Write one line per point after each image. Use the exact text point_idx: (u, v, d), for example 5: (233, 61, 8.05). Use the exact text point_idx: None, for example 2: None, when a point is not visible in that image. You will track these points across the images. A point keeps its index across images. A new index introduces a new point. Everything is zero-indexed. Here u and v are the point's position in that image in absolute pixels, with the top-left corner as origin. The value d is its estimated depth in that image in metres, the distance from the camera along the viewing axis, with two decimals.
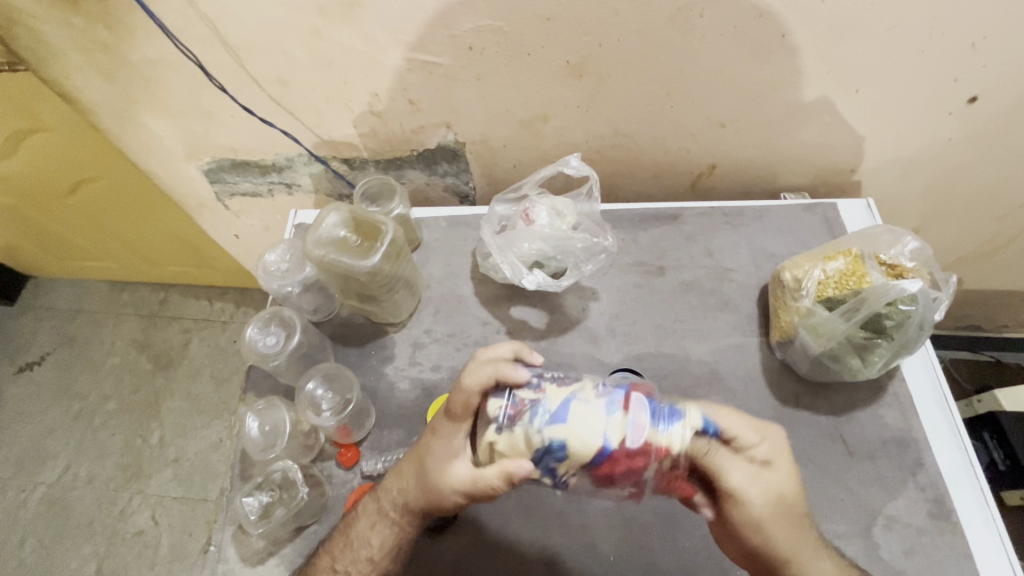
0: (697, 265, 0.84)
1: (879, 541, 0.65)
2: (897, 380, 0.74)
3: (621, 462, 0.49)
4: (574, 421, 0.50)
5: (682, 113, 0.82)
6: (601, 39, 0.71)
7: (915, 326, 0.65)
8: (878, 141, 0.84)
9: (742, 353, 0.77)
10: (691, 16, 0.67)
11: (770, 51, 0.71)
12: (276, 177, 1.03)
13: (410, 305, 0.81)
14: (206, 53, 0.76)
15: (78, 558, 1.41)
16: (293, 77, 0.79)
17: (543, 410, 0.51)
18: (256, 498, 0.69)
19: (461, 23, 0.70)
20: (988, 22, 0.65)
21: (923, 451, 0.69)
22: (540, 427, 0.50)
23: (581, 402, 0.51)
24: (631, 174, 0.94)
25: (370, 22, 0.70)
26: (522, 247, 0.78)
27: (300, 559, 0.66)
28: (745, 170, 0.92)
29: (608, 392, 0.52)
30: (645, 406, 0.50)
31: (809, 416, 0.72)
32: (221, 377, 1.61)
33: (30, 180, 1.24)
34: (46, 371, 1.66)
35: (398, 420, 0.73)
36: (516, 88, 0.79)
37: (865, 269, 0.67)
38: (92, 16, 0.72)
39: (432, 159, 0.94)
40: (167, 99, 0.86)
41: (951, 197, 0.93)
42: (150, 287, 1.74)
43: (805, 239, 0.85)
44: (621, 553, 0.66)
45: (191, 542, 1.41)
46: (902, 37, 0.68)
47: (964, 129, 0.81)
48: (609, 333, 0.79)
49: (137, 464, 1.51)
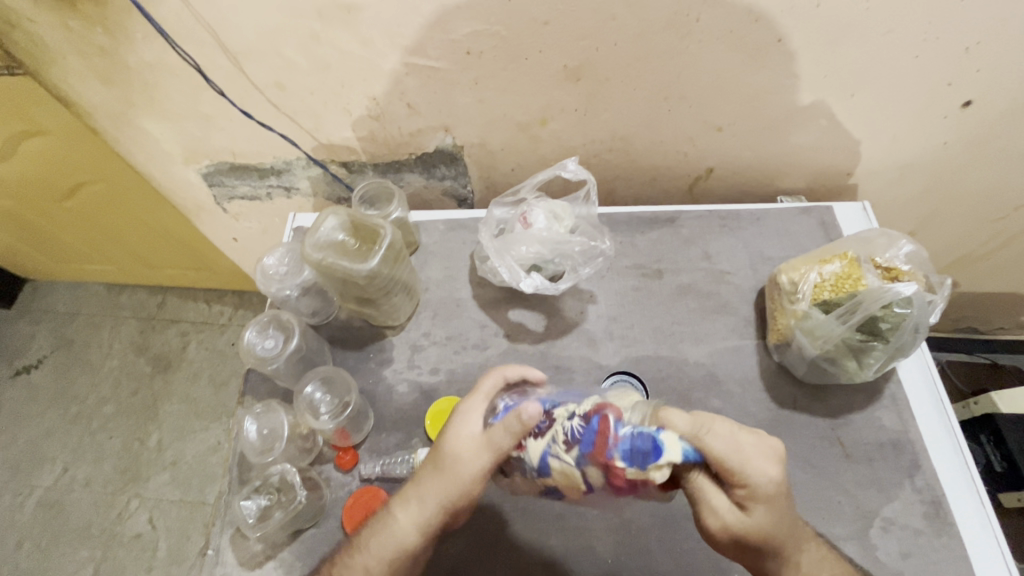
0: (695, 268, 0.84)
1: (876, 543, 0.65)
2: (893, 382, 0.74)
3: (612, 492, 0.49)
4: (564, 460, 0.50)
5: (679, 118, 0.82)
6: (599, 44, 0.72)
7: (910, 329, 0.65)
8: (874, 145, 0.85)
9: (739, 355, 0.78)
10: (687, 21, 0.68)
11: (766, 55, 0.72)
12: (275, 181, 1.03)
13: (408, 308, 0.81)
14: (205, 57, 0.77)
15: (75, 562, 1.41)
16: (291, 81, 0.80)
17: (530, 460, 0.53)
18: (254, 502, 0.69)
19: (459, 27, 0.70)
20: (981, 27, 0.66)
21: (919, 453, 0.70)
22: (534, 472, 0.53)
23: (555, 455, 0.50)
24: (629, 178, 0.95)
25: (368, 27, 0.70)
26: (519, 251, 0.78)
27: (299, 562, 0.66)
28: (742, 174, 0.92)
29: (575, 438, 0.49)
30: (610, 452, 0.47)
31: (806, 419, 0.72)
32: (220, 380, 1.61)
33: (28, 183, 1.24)
34: (44, 374, 1.66)
35: (396, 423, 0.74)
36: (514, 92, 0.79)
37: (861, 272, 0.67)
38: (91, 20, 0.73)
39: (431, 162, 0.94)
40: (166, 103, 0.86)
41: (947, 200, 0.93)
42: (148, 290, 1.74)
43: (801, 242, 0.86)
44: (619, 556, 0.66)
45: (189, 545, 1.41)
46: (896, 42, 0.69)
47: (958, 133, 0.81)
48: (607, 336, 0.79)
49: (135, 467, 1.51)
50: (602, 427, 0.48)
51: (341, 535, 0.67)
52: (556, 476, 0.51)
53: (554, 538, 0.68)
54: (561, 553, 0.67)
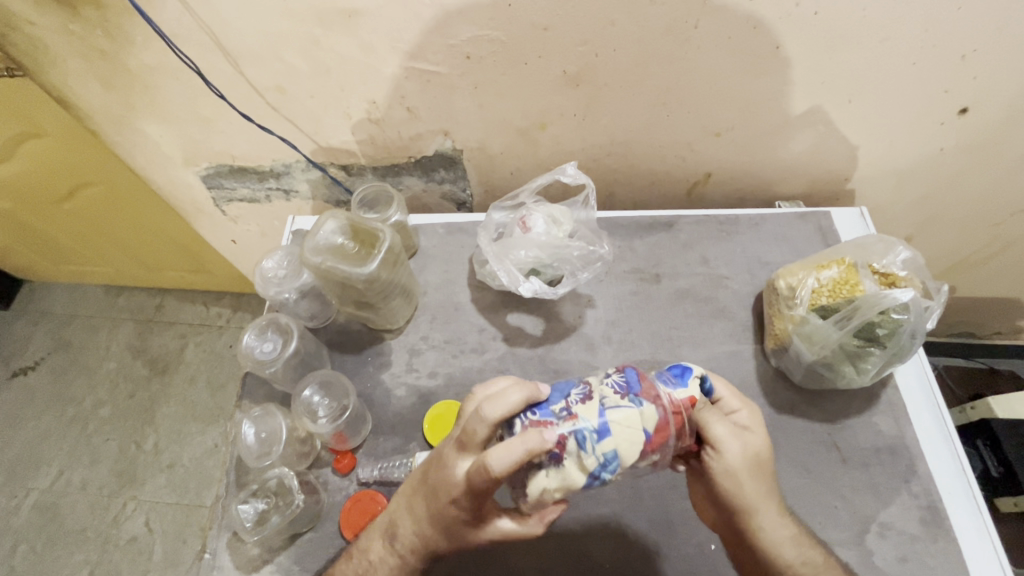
0: (693, 273, 0.84)
1: (873, 548, 0.65)
2: (890, 388, 0.74)
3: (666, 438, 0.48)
4: (624, 432, 0.47)
5: (678, 123, 0.83)
6: (599, 49, 0.72)
7: (907, 335, 0.65)
8: (872, 151, 0.85)
9: (737, 360, 0.78)
10: (687, 27, 0.68)
11: (765, 62, 0.72)
12: (274, 184, 1.03)
13: (406, 312, 0.81)
14: (205, 61, 0.77)
15: (70, 565, 1.40)
16: (291, 85, 0.80)
17: (587, 432, 0.47)
18: (252, 506, 0.68)
19: (459, 32, 0.71)
20: (977, 34, 0.66)
21: (916, 458, 0.70)
22: (591, 450, 0.47)
23: (614, 408, 0.48)
24: (628, 182, 0.95)
25: (369, 31, 0.71)
26: (518, 255, 0.78)
27: (296, 566, 0.66)
28: (740, 179, 0.92)
29: (623, 382, 0.50)
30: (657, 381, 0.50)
31: (804, 424, 0.73)
32: (217, 383, 1.61)
33: (26, 185, 1.24)
34: (40, 376, 1.65)
35: (394, 427, 0.74)
36: (513, 97, 0.80)
37: (858, 278, 0.68)
38: (91, 23, 0.73)
39: (430, 166, 0.95)
40: (166, 106, 0.86)
41: (944, 206, 0.94)
42: (146, 292, 1.74)
43: (799, 247, 0.86)
44: (616, 561, 0.66)
45: (185, 549, 1.41)
46: (893, 49, 0.69)
47: (955, 140, 0.82)
48: (606, 340, 0.79)
49: (131, 470, 1.50)
50: (643, 375, 0.50)
51: (338, 539, 0.67)
52: (619, 437, 0.47)
53: (551, 542, 0.67)
54: (558, 557, 0.67)
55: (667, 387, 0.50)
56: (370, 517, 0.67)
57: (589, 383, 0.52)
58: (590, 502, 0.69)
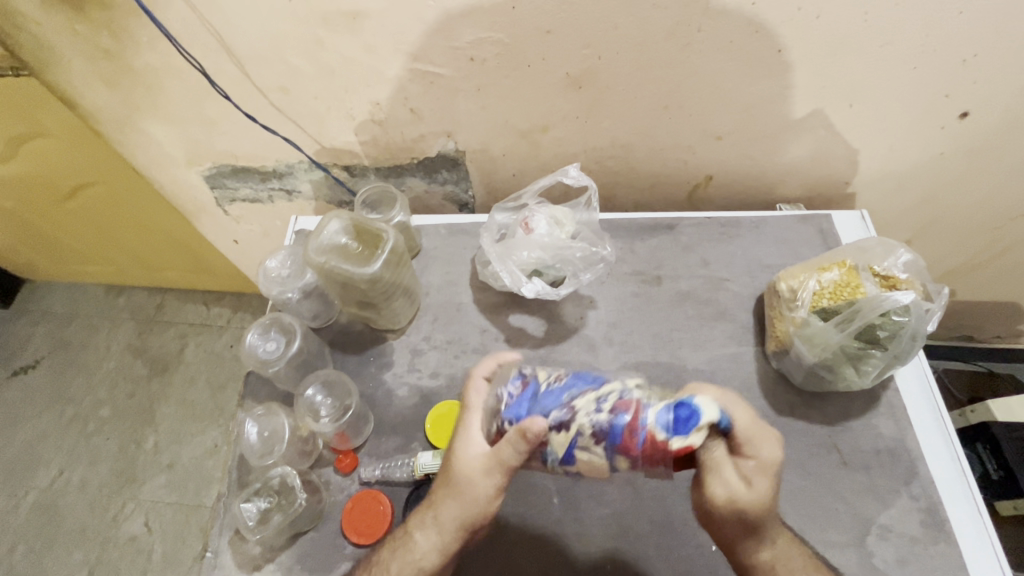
0: (695, 275, 0.85)
1: (874, 550, 0.65)
2: (890, 390, 0.75)
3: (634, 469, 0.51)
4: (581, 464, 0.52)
5: (679, 126, 0.83)
6: (601, 52, 0.72)
7: (908, 338, 0.65)
8: (872, 155, 0.86)
9: (738, 362, 0.78)
10: (689, 31, 0.69)
11: (766, 65, 0.73)
12: (277, 184, 1.03)
13: (408, 312, 0.81)
14: (209, 62, 0.77)
15: (70, 564, 1.40)
16: (295, 86, 0.80)
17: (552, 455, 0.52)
18: (255, 504, 0.68)
19: (462, 34, 0.71)
20: (977, 39, 0.67)
21: (916, 460, 0.70)
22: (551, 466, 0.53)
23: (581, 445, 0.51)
24: (629, 185, 0.95)
25: (373, 33, 0.71)
26: (521, 256, 0.79)
27: (297, 565, 0.66)
28: (741, 182, 0.93)
29: (601, 423, 0.50)
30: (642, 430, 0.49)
31: (805, 426, 0.73)
32: (218, 382, 1.61)
33: (29, 184, 1.24)
34: (40, 375, 1.65)
35: (396, 427, 0.74)
36: (516, 99, 0.80)
37: (859, 281, 0.68)
38: (96, 24, 0.73)
39: (432, 167, 0.95)
40: (170, 106, 0.87)
41: (944, 210, 0.94)
42: (146, 291, 1.74)
43: (800, 250, 0.86)
44: (618, 562, 0.66)
45: (185, 549, 1.40)
46: (893, 53, 0.70)
47: (955, 144, 0.82)
48: (607, 341, 0.80)
49: (131, 470, 1.50)
50: (629, 420, 0.49)
51: (339, 539, 0.67)
52: (579, 465, 0.52)
53: (552, 542, 0.68)
54: (559, 558, 0.67)
55: (656, 430, 0.48)
56: (372, 517, 0.67)
57: (572, 407, 0.52)
58: (591, 503, 0.69)
